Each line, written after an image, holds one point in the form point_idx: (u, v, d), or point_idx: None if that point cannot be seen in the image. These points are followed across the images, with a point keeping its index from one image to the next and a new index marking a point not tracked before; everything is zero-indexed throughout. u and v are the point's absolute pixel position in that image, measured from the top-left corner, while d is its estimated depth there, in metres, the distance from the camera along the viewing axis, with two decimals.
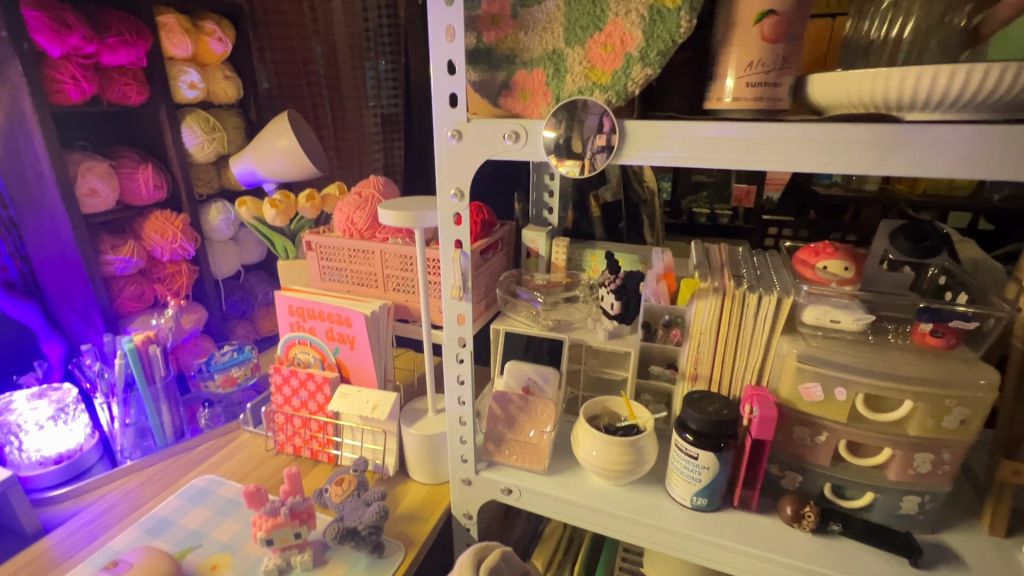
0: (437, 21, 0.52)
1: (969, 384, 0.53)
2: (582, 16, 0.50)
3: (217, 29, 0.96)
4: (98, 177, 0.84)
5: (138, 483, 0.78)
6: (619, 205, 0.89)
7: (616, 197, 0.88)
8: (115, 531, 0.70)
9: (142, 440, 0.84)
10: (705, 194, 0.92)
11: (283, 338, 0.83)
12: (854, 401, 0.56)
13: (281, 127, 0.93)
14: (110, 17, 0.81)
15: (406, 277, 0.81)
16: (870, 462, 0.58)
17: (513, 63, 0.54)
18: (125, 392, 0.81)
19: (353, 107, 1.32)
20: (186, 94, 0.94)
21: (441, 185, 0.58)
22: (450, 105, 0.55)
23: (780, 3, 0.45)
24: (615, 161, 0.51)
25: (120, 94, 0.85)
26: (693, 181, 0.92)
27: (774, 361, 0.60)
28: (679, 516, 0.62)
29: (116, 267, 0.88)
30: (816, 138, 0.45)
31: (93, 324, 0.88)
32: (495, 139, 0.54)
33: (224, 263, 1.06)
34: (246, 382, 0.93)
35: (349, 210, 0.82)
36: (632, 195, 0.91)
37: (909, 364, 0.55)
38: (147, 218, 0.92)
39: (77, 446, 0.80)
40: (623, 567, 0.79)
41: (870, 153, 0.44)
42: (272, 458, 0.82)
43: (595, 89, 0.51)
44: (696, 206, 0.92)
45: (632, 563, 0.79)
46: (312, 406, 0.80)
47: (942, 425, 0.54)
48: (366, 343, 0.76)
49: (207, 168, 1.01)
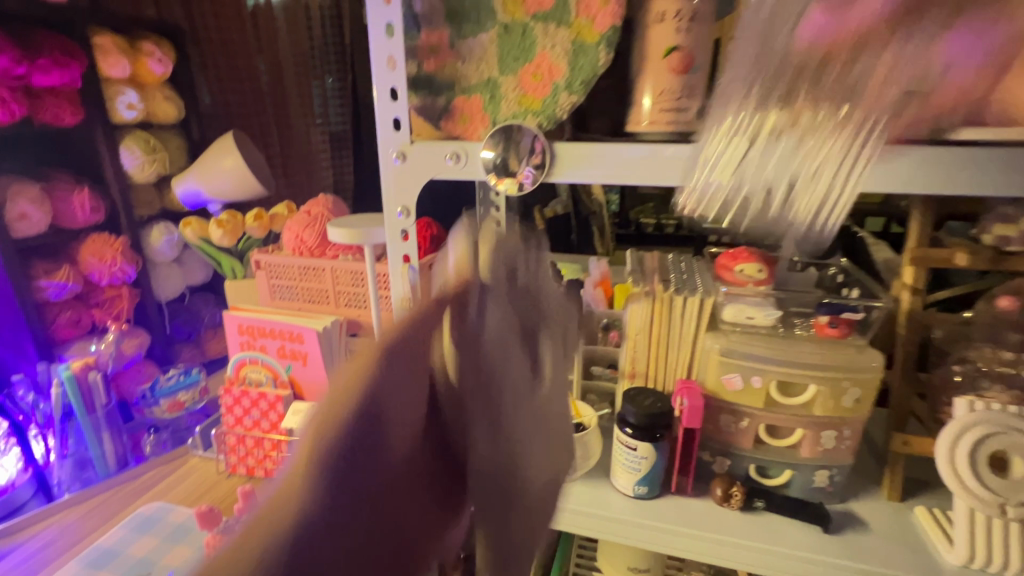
0: (379, 51, 0.56)
1: (860, 367, 0.61)
2: (513, 48, 0.55)
3: (157, 49, 0.95)
4: (29, 201, 0.81)
5: (77, 517, 0.75)
6: (567, 217, 0.96)
7: (564, 210, 0.96)
8: (54, 566, 0.68)
9: (81, 471, 0.81)
10: (651, 205, 0.94)
11: (233, 358, 0.82)
12: (769, 387, 0.63)
13: (226, 147, 0.93)
14: (41, 37, 0.80)
15: (358, 292, 0.82)
16: (787, 443, 0.65)
17: (452, 89, 0.58)
18: (63, 422, 0.78)
19: (300, 124, 1.34)
20: (125, 115, 0.93)
21: (388, 203, 0.61)
22: (394, 129, 0.59)
23: (683, 40, 0.51)
24: (546, 179, 0.57)
25: (52, 115, 0.83)
26: (640, 193, 0.94)
27: (701, 357, 0.67)
28: (623, 505, 0.67)
29: (50, 292, 0.85)
30: None
31: (24, 352, 0.84)
32: (438, 160, 0.58)
33: (168, 284, 1.03)
34: (195, 406, 0.92)
35: (299, 228, 0.84)
36: (582, 208, 0.97)
37: (810, 353, 0.62)
38: (84, 241, 0.90)
39: (9, 482, 0.76)
40: (580, 563, 0.82)
41: None
42: (224, 480, 0.81)
43: (528, 115, 0.56)
44: (642, 216, 0.95)
45: (589, 559, 0.83)
46: (265, 424, 0.80)
47: (841, 404, 0.62)
48: (318, 359, 0.77)
49: (148, 188, 0.99)
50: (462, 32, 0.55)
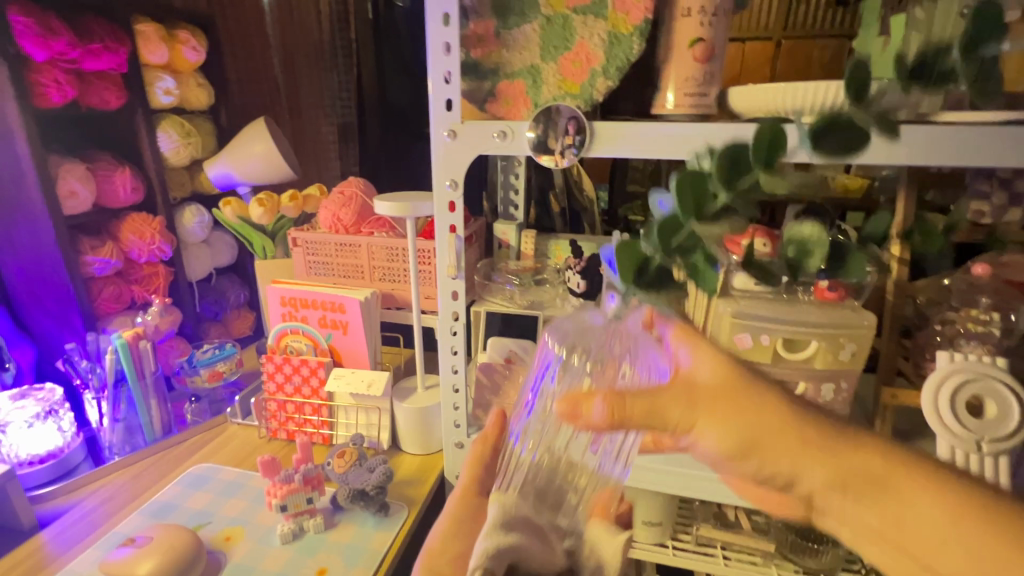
0: (435, 38, 0.62)
1: (856, 325, 0.68)
2: (554, 39, 0.61)
3: (191, 38, 0.99)
4: (78, 179, 0.85)
5: (126, 480, 0.79)
6: (565, 212, 0.99)
7: (561, 205, 0.99)
8: (115, 519, 0.72)
9: (130, 437, 0.86)
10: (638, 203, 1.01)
11: (275, 328, 0.87)
12: (775, 344, 0.71)
13: (258, 132, 0.98)
14: (92, 24, 0.84)
15: (392, 267, 0.88)
16: (801, 355, 0.71)
17: (497, 75, 0.64)
18: (115, 388, 0.83)
19: (312, 115, 1.41)
20: (162, 100, 0.97)
21: (438, 176, 0.67)
22: (446, 109, 0.64)
23: (706, 32, 0.58)
24: (584, 155, 0.63)
25: (100, 98, 0.87)
26: (628, 191, 1.02)
27: (714, 321, 0.73)
28: (643, 452, 0.74)
29: (96, 267, 0.89)
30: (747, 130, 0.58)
31: (71, 325, 0.88)
32: (485, 138, 0.64)
33: (198, 265, 1.08)
34: (231, 377, 0.96)
35: (335, 208, 0.89)
36: (575, 203, 1.00)
37: (813, 313, 0.70)
38: (124, 220, 0.94)
39: (63, 445, 0.81)
40: None
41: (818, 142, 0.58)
42: (265, 445, 0.87)
43: (567, 97, 0.62)
44: (630, 214, 1.00)
45: None
46: (306, 390, 0.85)
47: (839, 358, 0.70)
48: (359, 327, 0.83)
49: (181, 172, 1.04)
50: (508, 24, 0.62)
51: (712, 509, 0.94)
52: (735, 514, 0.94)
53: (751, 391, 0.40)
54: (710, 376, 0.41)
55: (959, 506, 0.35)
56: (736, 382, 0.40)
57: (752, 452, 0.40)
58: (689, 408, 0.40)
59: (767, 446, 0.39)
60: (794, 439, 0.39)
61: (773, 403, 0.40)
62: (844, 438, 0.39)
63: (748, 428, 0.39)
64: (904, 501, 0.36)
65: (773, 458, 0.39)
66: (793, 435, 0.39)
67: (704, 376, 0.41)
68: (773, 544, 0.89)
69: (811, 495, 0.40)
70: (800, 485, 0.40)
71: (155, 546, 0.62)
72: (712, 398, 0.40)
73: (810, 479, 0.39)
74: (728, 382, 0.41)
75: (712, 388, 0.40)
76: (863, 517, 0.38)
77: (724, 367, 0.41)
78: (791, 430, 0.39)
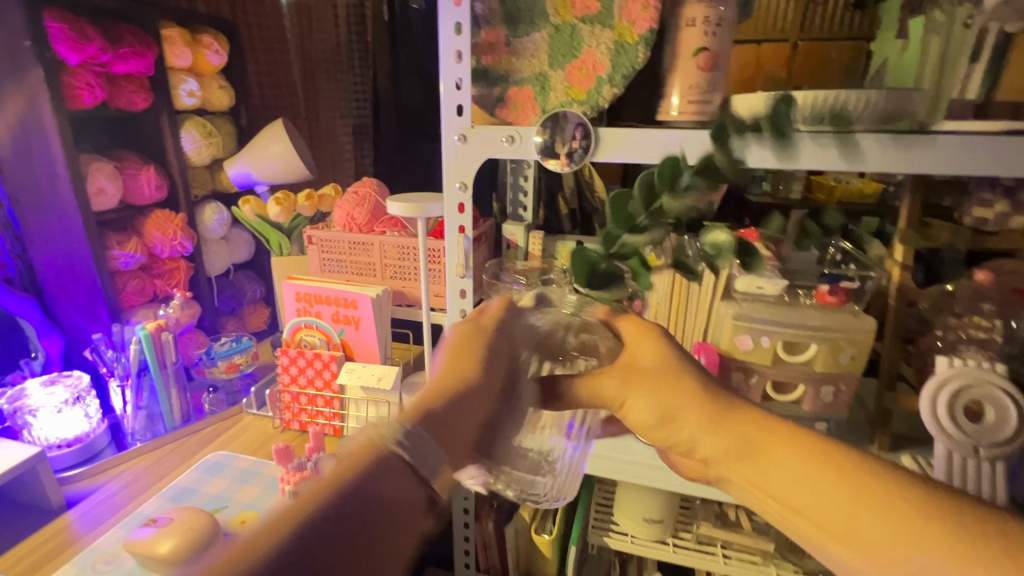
0: (447, 46, 0.64)
1: (857, 329, 0.69)
2: (563, 47, 0.64)
3: (214, 42, 1.03)
4: (106, 177, 0.90)
5: (145, 466, 0.83)
6: (575, 212, 1.00)
7: (574, 205, 1.00)
8: (136, 502, 0.76)
9: (152, 424, 0.90)
10: None
11: (290, 323, 0.90)
12: (776, 346, 0.72)
13: (277, 133, 1.01)
14: (122, 30, 0.89)
15: (403, 265, 0.91)
16: (802, 358, 0.71)
17: (507, 81, 0.66)
18: (138, 377, 0.87)
19: (327, 116, 1.46)
20: (186, 101, 1.01)
21: (448, 179, 0.69)
22: (457, 114, 0.66)
23: (710, 42, 0.59)
24: (589, 160, 0.64)
25: (127, 100, 0.91)
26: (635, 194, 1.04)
27: (716, 322, 0.75)
28: (644, 451, 0.76)
29: (121, 261, 0.94)
30: (756, 141, 0.60)
31: (97, 316, 0.92)
32: (495, 142, 0.66)
33: (216, 261, 1.11)
34: (247, 369, 1.00)
35: (349, 207, 0.92)
36: (587, 203, 0.99)
37: (815, 316, 0.71)
38: (148, 216, 0.98)
39: (88, 431, 0.84)
40: (596, 525, 0.92)
41: (828, 154, 0.59)
42: (279, 434, 0.90)
43: (574, 103, 0.64)
44: None
45: (603, 521, 0.93)
46: (319, 383, 0.88)
47: (839, 361, 0.71)
48: (370, 323, 0.86)
49: (202, 170, 1.08)
50: (517, 32, 0.64)
51: (713, 509, 0.96)
52: (736, 514, 0.96)
53: (675, 378, 0.48)
54: (652, 360, 0.50)
55: (803, 450, 0.43)
56: (673, 374, 0.48)
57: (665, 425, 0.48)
58: (622, 387, 0.49)
59: (681, 419, 0.47)
60: (705, 413, 0.47)
61: (691, 387, 0.48)
62: (732, 412, 0.46)
63: (664, 403, 0.48)
64: (775, 458, 0.43)
65: (680, 428, 0.48)
66: (697, 409, 0.47)
67: (646, 361, 0.50)
68: (773, 545, 0.90)
69: (707, 460, 0.47)
70: (699, 453, 0.47)
71: (176, 526, 0.66)
72: (639, 376, 0.49)
73: (706, 446, 0.46)
74: (661, 373, 0.49)
75: (646, 371, 0.49)
76: (737, 470, 0.45)
77: (667, 355, 0.50)
78: (699, 404, 0.47)
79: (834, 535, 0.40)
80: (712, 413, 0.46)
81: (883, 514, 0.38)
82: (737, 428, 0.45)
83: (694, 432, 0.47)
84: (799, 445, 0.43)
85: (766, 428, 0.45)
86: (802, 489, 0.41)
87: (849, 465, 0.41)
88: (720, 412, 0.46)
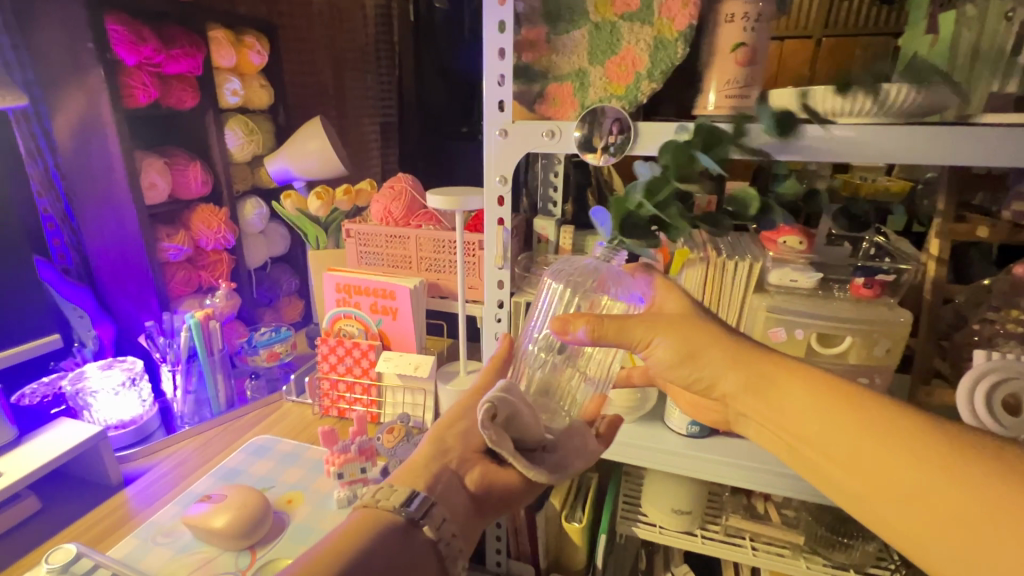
0: (490, 44, 0.66)
1: (891, 322, 0.70)
2: (602, 44, 0.65)
3: (256, 42, 1.07)
4: (157, 172, 0.94)
5: (194, 447, 0.87)
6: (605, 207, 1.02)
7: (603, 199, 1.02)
8: (188, 480, 0.80)
9: (199, 408, 0.94)
10: None
11: (329, 313, 0.93)
12: (810, 338, 0.73)
13: (314, 130, 1.04)
14: (174, 32, 0.93)
15: (438, 258, 0.93)
16: (836, 351, 0.72)
17: (546, 77, 0.68)
18: (187, 362, 0.91)
19: (356, 115, 1.49)
20: (229, 100, 1.05)
21: (488, 173, 0.71)
22: (498, 109, 0.68)
23: (748, 37, 0.61)
24: (626, 154, 0.66)
25: (177, 99, 0.95)
26: None
27: (748, 312, 0.76)
28: (677, 440, 0.77)
29: (170, 253, 0.98)
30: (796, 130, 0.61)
31: (147, 305, 0.97)
32: (535, 136, 0.68)
33: (256, 253, 1.15)
34: (286, 358, 1.04)
35: (386, 201, 0.95)
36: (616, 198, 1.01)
37: (848, 309, 0.72)
38: (194, 210, 1.02)
39: (141, 414, 0.89)
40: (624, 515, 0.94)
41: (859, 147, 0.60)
42: (318, 420, 0.94)
43: (613, 99, 0.66)
44: None
45: (631, 512, 0.95)
46: (357, 370, 0.91)
47: (873, 354, 0.72)
48: (407, 313, 0.89)
49: (243, 167, 1.12)
50: (558, 30, 0.67)
51: (741, 502, 0.96)
52: (764, 507, 0.96)
53: (697, 324, 0.55)
54: (677, 309, 0.56)
55: (816, 390, 0.49)
56: (692, 318, 0.55)
57: (688, 361, 0.54)
58: (649, 327, 0.54)
59: (705, 358, 0.54)
60: (723, 351, 0.53)
61: (716, 332, 0.54)
62: (754, 355, 0.53)
63: (686, 344, 0.54)
64: (786, 392, 0.50)
65: (702, 363, 0.54)
66: (721, 350, 0.53)
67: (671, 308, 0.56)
68: (802, 538, 0.90)
69: (724, 395, 0.55)
70: (721, 387, 0.54)
71: (230, 502, 0.69)
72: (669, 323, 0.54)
73: (724, 383, 0.54)
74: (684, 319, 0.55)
75: (673, 316, 0.55)
76: (747, 403, 0.53)
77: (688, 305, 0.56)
78: (717, 344, 0.54)
79: (835, 461, 0.46)
80: (735, 350, 0.53)
81: (883, 448, 0.44)
82: (751, 367, 0.52)
83: (723, 371, 0.53)
84: (813, 388, 0.49)
85: (783, 367, 0.51)
86: (813, 425, 0.48)
87: (857, 406, 0.46)
88: (740, 354, 0.53)
